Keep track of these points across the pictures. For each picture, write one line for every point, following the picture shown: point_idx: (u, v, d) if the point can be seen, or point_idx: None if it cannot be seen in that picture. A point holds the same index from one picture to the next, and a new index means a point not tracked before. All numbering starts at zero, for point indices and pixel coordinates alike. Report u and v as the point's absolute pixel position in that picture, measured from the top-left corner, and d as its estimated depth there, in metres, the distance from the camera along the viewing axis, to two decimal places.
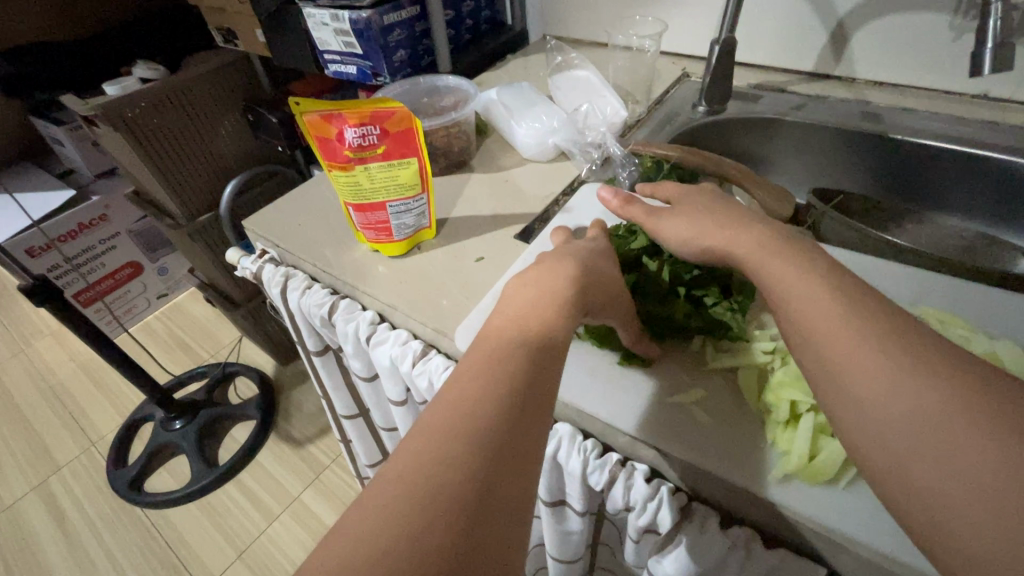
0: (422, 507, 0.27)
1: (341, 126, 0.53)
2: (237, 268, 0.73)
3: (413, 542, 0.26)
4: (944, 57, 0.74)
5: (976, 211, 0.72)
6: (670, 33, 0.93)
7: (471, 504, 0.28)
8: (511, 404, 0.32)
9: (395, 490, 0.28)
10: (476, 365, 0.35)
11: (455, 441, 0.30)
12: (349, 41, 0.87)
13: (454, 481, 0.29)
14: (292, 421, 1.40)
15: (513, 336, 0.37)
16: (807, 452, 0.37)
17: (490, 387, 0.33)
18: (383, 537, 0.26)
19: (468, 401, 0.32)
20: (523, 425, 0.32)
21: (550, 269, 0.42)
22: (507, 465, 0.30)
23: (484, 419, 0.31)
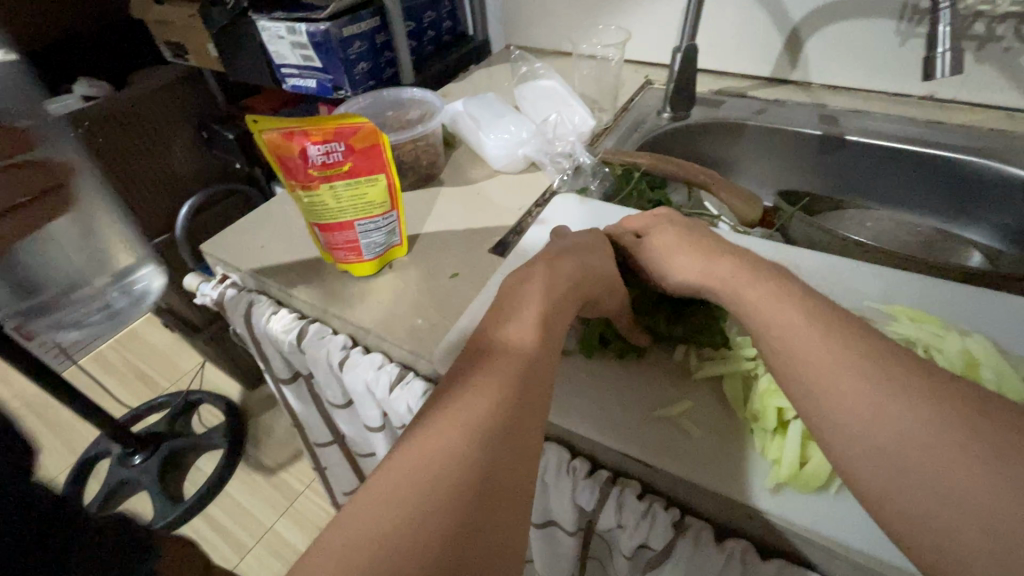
0: (419, 501, 0.26)
1: (302, 143, 0.50)
2: (197, 295, 0.69)
3: (411, 538, 0.25)
4: (894, 60, 0.76)
5: (930, 208, 0.75)
6: (632, 41, 0.94)
7: (469, 500, 0.27)
8: (508, 399, 0.32)
9: (391, 484, 0.27)
10: (471, 362, 0.34)
11: (453, 435, 0.29)
12: (308, 54, 0.84)
13: (452, 475, 0.28)
14: (262, 448, 1.34)
15: (509, 331, 0.36)
16: (797, 460, 0.37)
17: (487, 381, 0.32)
18: (378, 533, 0.25)
19: (464, 396, 0.31)
20: (521, 421, 0.31)
21: (540, 268, 0.41)
22: (506, 458, 0.29)
23: (482, 413, 0.30)
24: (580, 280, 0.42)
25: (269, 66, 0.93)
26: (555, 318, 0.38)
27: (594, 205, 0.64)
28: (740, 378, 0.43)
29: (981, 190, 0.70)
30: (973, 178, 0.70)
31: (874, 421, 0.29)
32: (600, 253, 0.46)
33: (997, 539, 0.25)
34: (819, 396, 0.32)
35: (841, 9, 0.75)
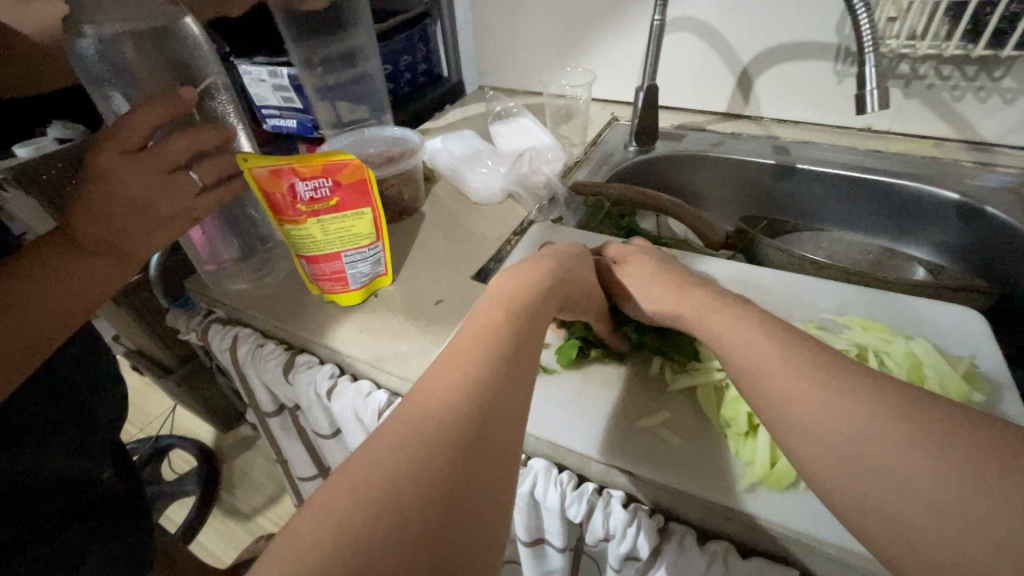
0: (424, 452, 0.30)
1: (290, 179, 0.52)
2: (182, 331, 0.70)
3: (419, 482, 0.29)
4: (833, 97, 0.84)
5: (875, 229, 0.82)
6: (598, 81, 1.01)
7: (468, 455, 0.31)
8: (499, 376, 0.35)
9: (393, 441, 0.31)
10: (465, 343, 0.38)
11: (453, 399, 0.33)
12: (289, 96, 0.87)
13: (453, 431, 0.31)
14: (237, 492, 1.29)
15: (499, 317, 0.40)
16: (768, 460, 0.40)
17: (483, 357, 0.36)
18: (389, 478, 0.29)
19: (464, 369, 0.35)
20: (511, 390, 0.35)
21: (526, 267, 0.46)
22: (489, 436, 0.32)
23: (477, 384, 0.34)
24: (564, 284, 0.46)
25: (250, 107, 0.96)
26: (539, 305, 0.43)
27: (569, 232, 0.67)
28: (712, 387, 0.47)
29: (920, 211, 0.77)
30: (912, 201, 0.77)
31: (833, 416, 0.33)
32: (578, 260, 0.50)
33: (938, 516, 0.28)
34: (782, 397, 0.35)
35: (784, 52, 0.83)
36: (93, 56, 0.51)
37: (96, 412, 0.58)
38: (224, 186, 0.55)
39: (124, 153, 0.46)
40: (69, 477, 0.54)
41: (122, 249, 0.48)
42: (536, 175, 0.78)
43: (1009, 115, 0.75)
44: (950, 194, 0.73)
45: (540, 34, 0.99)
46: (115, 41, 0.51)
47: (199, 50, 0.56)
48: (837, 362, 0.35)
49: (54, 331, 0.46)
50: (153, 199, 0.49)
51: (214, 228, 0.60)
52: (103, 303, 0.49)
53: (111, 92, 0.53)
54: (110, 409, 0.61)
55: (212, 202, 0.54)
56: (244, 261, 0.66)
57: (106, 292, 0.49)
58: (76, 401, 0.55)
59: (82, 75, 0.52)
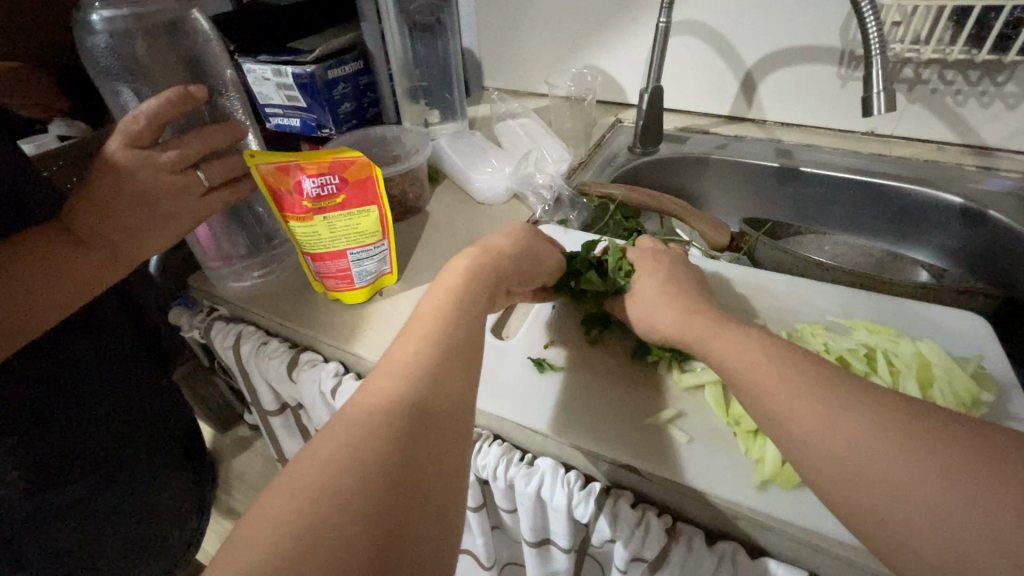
0: (360, 453, 0.30)
1: (298, 176, 0.52)
2: (184, 328, 0.69)
3: (357, 482, 0.29)
4: (837, 101, 0.85)
5: (876, 232, 0.82)
6: (602, 84, 1.01)
7: (406, 451, 0.32)
8: (434, 361, 0.37)
9: (336, 448, 0.31)
10: (419, 342, 0.38)
11: (389, 406, 0.33)
12: (292, 95, 0.86)
13: (391, 428, 0.32)
14: (235, 492, 1.29)
15: (427, 312, 0.41)
16: (779, 458, 0.40)
17: (418, 351, 0.37)
18: (323, 479, 0.29)
19: (404, 365, 0.36)
20: (446, 381, 0.36)
21: (456, 262, 0.47)
22: (435, 440, 0.33)
23: (410, 382, 0.35)
24: (502, 267, 0.47)
25: (253, 106, 0.96)
26: (477, 297, 0.43)
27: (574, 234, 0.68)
28: (719, 384, 0.47)
29: (923, 215, 0.77)
30: (913, 205, 0.77)
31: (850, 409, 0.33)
32: (511, 241, 0.50)
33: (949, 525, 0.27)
34: (797, 395, 0.34)
35: (789, 56, 0.83)
36: (103, 49, 0.50)
37: (122, 381, 0.64)
38: (230, 188, 0.55)
39: (131, 147, 0.47)
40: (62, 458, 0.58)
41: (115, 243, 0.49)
42: (541, 176, 0.77)
43: (1011, 120, 0.75)
44: (952, 197, 0.74)
45: (546, 37, 1.00)
46: (127, 36, 0.50)
47: (210, 47, 0.56)
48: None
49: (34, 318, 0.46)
50: (159, 197, 0.49)
51: (219, 224, 0.60)
52: (89, 296, 0.49)
53: (119, 86, 0.53)
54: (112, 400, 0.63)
55: (217, 203, 0.54)
56: (249, 257, 0.65)
57: (95, 285, 0.49)
58: (95, 379, 0.61)
59: (90, 68, 0.52)
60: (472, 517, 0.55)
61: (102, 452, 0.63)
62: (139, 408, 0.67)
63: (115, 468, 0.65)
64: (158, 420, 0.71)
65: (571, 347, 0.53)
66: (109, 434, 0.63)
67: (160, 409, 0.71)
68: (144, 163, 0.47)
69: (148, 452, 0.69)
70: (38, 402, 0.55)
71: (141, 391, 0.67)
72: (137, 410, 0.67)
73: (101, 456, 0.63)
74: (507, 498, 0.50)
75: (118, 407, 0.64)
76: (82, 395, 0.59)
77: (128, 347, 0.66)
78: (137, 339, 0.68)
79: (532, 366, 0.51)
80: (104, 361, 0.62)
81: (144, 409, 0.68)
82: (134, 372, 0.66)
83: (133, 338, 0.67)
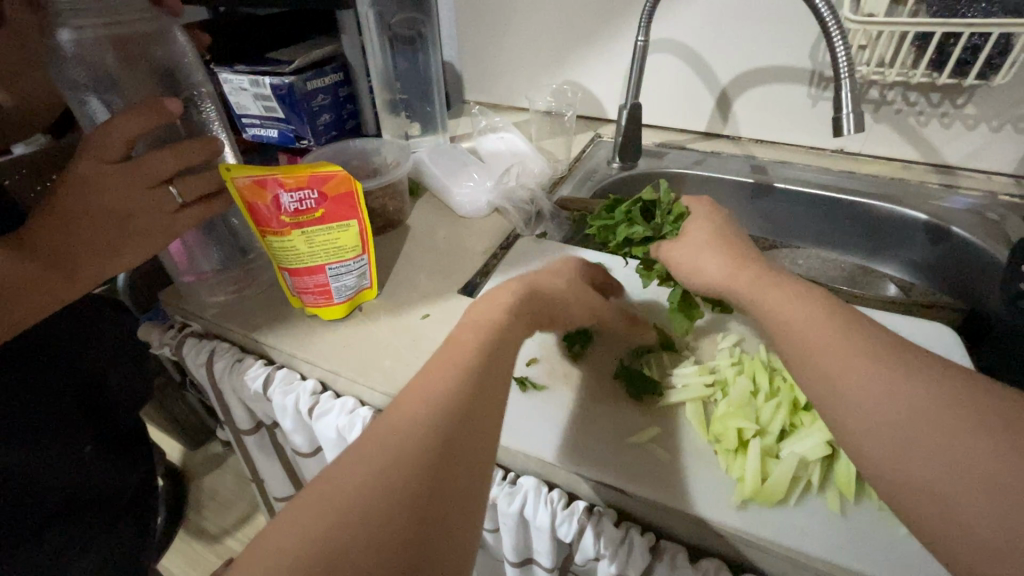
0: (381, 491, 0.31)
1: (275, 190, 0.51)
2: (153, 345, 0.67)
3: (362, 526, 0.30)
4: (807, 119, 0.88)
5: (848, 247, 0.85)
6: (582, 99, 1.02)
7: (421, 506, 0.31)
8: (462, 398, 0.36)
9: (356, 480, 0.32)
10: (454, 370, 0.38)
11: (412, 438, 0.34)
12: (270, 105, 0.85)
13: (414, 465, 0.32)
14: (205, 511, 1.24)
15: (470, 342, 0.41)
16: (759, 476, 0.40)
17: (453, 385, 0.37)
18: (340, 506, 0.30)
19: (434, 398, 0.36)
20: (468, 434, 0.35)
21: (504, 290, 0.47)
22: (450, 474, 0.33)
23: (433, 425, 0.34)
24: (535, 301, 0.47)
25: (230, 116, 0.95)
26: (512, 333, 0.43)
27: (556, 249, 0.69)
28: (700, 401, 0.48)
29: (890, 231, 0.80)
30: (881, 221, 0.80)
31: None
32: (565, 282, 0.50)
33: None
34: None
35: (762, 75, 0.86)
36: (73, 61, 0.49)
37: (51, 404, 0.60)
38: (206, 203, 0.54)
39: (101, 163, 0.46)
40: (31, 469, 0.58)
41: (80, 261, 0.47)
42: (522, 189, 0.78)
43: (969, 140, 0.79)
44: (917, 214, 0.76)
45: (526, 52, 1.01)
46: (94, 45, 0.49)
47: (186, 59, 0.55)
48: (837, 371, 0.35)
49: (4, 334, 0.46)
50: (130, 215, 0.48)
51: (193, 237, 0.59)
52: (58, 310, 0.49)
53: (87, 96, 0.51)
54: (77, 411, 0.63)
55: (189, 219, 0.53)
56: (223, 271, 0.63)
57: (66, 300, 0.48)
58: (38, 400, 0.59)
59: (59, 81, 0.51)
60: None
61: (66, 468, 0.62)
62: (80, 426, 0.63)
63: (60, 492, 0.62)
64: (114, 428, 0.69)
65: (554, 364, 0.53)
66: (51, 459, 0.59)
67: (101, 425, 0.67)
68: (111, 180, 0.47)
69: (103, 467, 0.67)
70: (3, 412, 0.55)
71: (87, 405, 0.65)
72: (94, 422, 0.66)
73: (44, 487, 0.59)
74: (489, 518, 0.50)
75: (54, 430, 0.60)
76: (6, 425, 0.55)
77: (54, 363, 0.61)
78: (70, 350, 0.64)
79: (514, 385, 0.50)
80: (34, 381, 0.58)
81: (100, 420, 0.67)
82: (66, 390, 0.62)
83: (85, 350, 0.66)
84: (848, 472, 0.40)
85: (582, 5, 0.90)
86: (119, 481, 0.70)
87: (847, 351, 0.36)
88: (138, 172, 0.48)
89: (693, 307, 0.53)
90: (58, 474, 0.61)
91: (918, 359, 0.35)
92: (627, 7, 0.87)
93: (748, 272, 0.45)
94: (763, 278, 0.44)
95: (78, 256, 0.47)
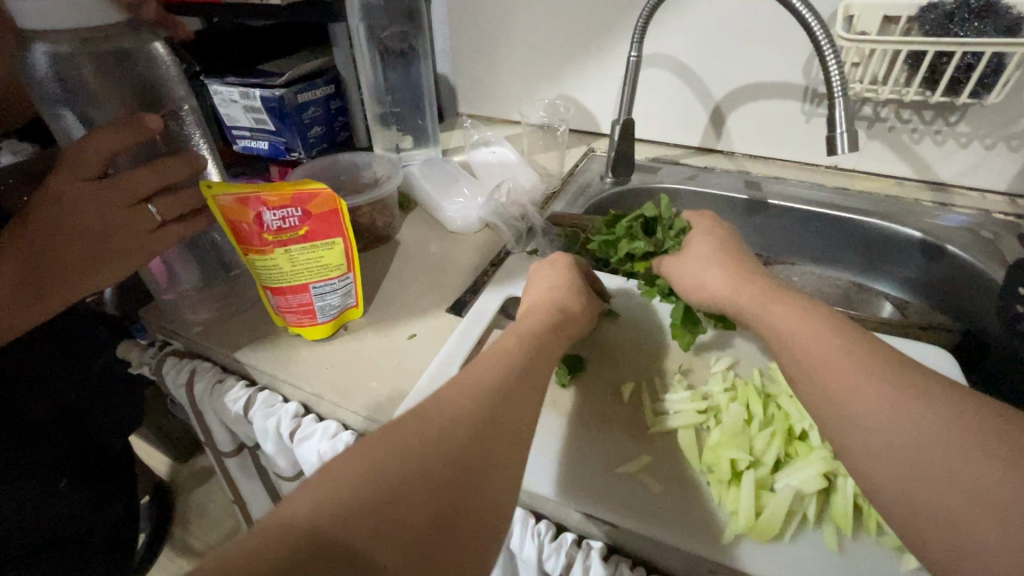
0: (418, 455, 0.32)
1: (257, 208, 0.50)
2: (133, 364, 0.65)
3: (377, 502, 0.29)
4: (800, 136, 0.87)
5: (843, 264, 0.84)
6: (576, 113, 1.02)
7: (441, 513, 0.30)
8: (505, 404, 0.37)
9: (401, 442, 0.32)
10: (495, 364, 0.40)
11: (460, 423, 0.34)
12: (260, 118, 0.84)
13: (457, 443, 0.33)
14: (191, 529, 1.22)
15: (517, 346, 0.42)
16: (752, 510, 0.39)
17: (499, 379, 0.38)
18: (383, 463, 0.31)
19: (480, 386, 0.37)
20: (506, 443, 0.35)
21: (535, 312, 0.48)
22: (486, 464, 0.33)
23: (478, 412, 0.35)
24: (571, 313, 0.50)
25: (220, 128, 0.93)
26: (552, 338, 0.45)
27: None
28: (693, 429, 0.46)
29: (885, 248, 0.79)
30: (877, 237, 0.79)
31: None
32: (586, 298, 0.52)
33: None
34: None
35: (756, 91, 0.86)
36: (48, 76, 0.47)
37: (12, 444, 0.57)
38: (185, 224, 0.53)
39: (79, 179, 0.46)
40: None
41: (50, 281, 0.46)
42: (515, 205, 0.77)
43: (963, 157, 0.78)
44: (913, 232, 0.76)
45: (520, 65, 1.00)
46: (71, 58, 0.47)
47: (167, 73, 0.54)
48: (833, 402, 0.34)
49: None
50: (105, 233, 0.47)
51: (173, 254, 0.58)
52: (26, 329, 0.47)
53: (62, 110, 0.50)
54: (50, 445, 0.61)
55: (168, 238, 0.51)
56: (205, 289, 0.62)
57: (34, 319, 0.47)
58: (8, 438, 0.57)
59: (34, 94, 0.49)
60: None
61: (37, 504, 0.60)
62: (38, 462, 0.60)
63: (12, 538, 0.59)
64: (92, 458, 0.68)
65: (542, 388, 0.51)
66: (3, 505, 0.56)
67: (73, 457, 0.64)
68: (89, 195, 0.46)
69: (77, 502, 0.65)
70: None
71: (63, 436, 0.63)
72: (69, 455, 0.64)
73: (11, 523, 0.58)
74: None
75: (14, 471, 0.57)
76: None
77: (18, 398, 0.58)
78: (42, 381, 0.60)
79: None
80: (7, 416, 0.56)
81: (75, 452, 0.65)
82: (24, 422, 0.58)
83: (71, 380, 0.64)
84: (845, 506, 0.39)
85: (574, 19, 0.90)
86: (81, 520, 0.66)
87: (843, 377, 0.35)
88: (120, 185, 0.47)
89: (695, 321, 0.53)
90: (27, 511, 0.59)
91: (916, 386, 0.34)
92: (620, 22, 0.87)
93: (741, 294, 0.44)
94: (756, 301, 0.43)
95: (48, 276, 0.45)
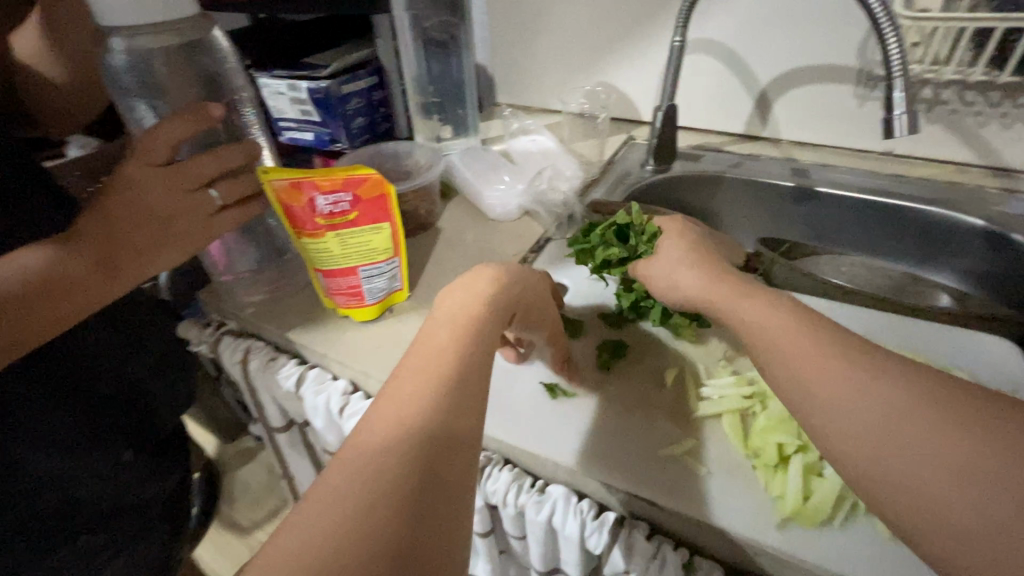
0: (371, 484, 0.31)
1: (311, 193, 0.52)
2: (192, 343, 0.69)
3: (347, 544, 0.28)
4: (853, 120, 0.84)
5: (896, 255, 0.80)
6: (615, 101, 1.01)
7: (416, 518, 0.30)
8: (444, 397, 0.36)
9: (346, 478, 0.31)
10: (423, 361, 0.39)
11: (402, 435, 0.33)
12: (306, 109, 0.87)
13: (407, 455, 0.32)
14: (238, 504, 1.28)
15: (447, 337, 0.41)
16: (801, 494, 0.38)
17: (433, 374, 0.37)
18: (343, 507, 0.30)
19: (412, 392, 0.36)
20: (453, 430, 0.35)
21: (473, 286, 0.45)
22: (446, 458, 0.34)
23: (419, 416, 0.35)
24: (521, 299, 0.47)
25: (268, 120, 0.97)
26: (494, 323, 0.43)
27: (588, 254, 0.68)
28: (738, 414, 0.46)
29: (944, 237, 0.75)
30: (935, 227, 0.75)
31: (871, 434, 0.32)
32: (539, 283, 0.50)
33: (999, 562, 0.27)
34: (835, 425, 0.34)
35: (806, 74, 0.83)
36: (124, 70, 0.51)
37: (81, 418, 0.61)
38: (241, 208, 0.56)
39: (149, 164, 0.48)
40: (68, 475, 0.60)
41: (124, 259, 0.48)
42: (554, 193, 0.77)
43: None
44: (975, 220, 0.72)
45: (561, 53, 0.99)
46: (144, 52, 0.50)
47: (228, 65, 0.57)
48: (891, 384, 0.33)
49: (51, 329, 0.46)
50: (174, 215, 0.50)
51: (232, 239, 0.61)
52: (100, 309, 0.49)
53: (136, 102, 0.54)
54: (113, 421, 0.65)
55: (229, 221, 0.55)
56: (259, 272, 0.65)
57: (111, 297, 0.49)
58: (74, 414, 0.60)
59: (110, 86, 0.53)
60: (482, 540, 0.55)
61: (103, 474, 0.64)
62: (104, 436, 0.64)
63: (83, 504, 0.63)
64: (152, 433, 0.72)
65: (583, 371, 0.51)
66: (73, 472, 0.61)
67: (136, 430, 0.69)
68: (160, 180, 0.49)
69: (139, 473, 0.69)
70: (40, 424, 0.57)
71: (127, 412, 0.67)
72: (131, 429, 0.68)
73: (83, 490, 0.62)
74: (517, 525, 0.49)
75: (82, 442, 0.61)
76: (11, 444, 0.55)
77: (87, 376, 0.61)
78: (107, 361, 0.63)
79: (544, 392, 0.50)
80: (73, 394, 0.60)
81: (138, 427, 0.69)
82: (92, 399, 0.62)
83: (133, 360, 0.67)
84: None
85: (616, 5, 0.89)
86: (143, 489, 0.70)
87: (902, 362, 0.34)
88: (187, 170, 0.50)
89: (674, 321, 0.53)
90: (94, 479, 0.63)
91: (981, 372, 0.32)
92: (663, 6, 0.85)
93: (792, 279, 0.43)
94: None
95: (120, 255, 0.48)
